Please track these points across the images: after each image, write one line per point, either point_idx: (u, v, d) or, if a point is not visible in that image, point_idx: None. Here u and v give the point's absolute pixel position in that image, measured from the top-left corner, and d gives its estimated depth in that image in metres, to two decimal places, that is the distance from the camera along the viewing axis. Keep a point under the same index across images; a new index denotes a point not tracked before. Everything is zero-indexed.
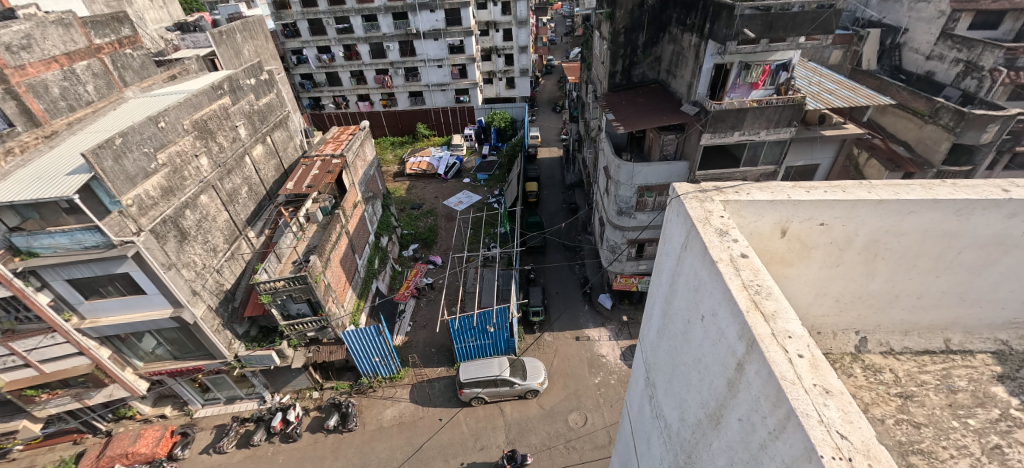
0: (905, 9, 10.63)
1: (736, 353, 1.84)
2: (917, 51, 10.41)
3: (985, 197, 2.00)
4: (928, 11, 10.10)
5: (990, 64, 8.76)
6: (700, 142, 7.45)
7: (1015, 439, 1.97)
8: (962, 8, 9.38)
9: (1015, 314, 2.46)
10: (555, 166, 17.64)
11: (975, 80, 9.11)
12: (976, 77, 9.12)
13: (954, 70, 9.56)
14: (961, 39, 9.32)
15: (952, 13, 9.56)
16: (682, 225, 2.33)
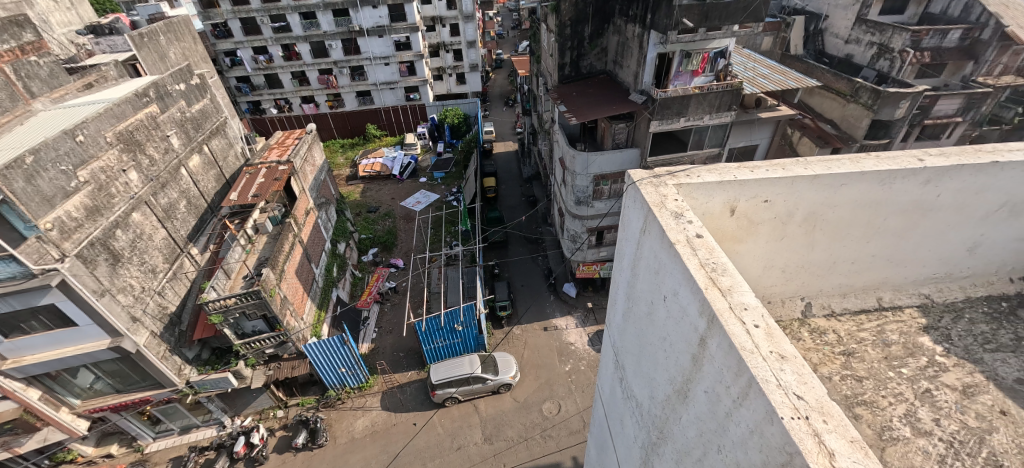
0: None
1: (698, 329, 1.91)
2: (837, 36, 11.27)
3: (904, 167, 2.19)
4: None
5: (899, 46, 9.63)
6: (649, 129, 7.69)
7: (941, 382, 2.24)
8: None
9: (934, 270, 2.73)
10: (512, 161, 17.71)
11: (888, 60, 10.00)
12: (889, 58, 10.00)
13: (870, 52, 10.44)
14: (874, 24, 10.21)
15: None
16: (639, 211, 2.39)
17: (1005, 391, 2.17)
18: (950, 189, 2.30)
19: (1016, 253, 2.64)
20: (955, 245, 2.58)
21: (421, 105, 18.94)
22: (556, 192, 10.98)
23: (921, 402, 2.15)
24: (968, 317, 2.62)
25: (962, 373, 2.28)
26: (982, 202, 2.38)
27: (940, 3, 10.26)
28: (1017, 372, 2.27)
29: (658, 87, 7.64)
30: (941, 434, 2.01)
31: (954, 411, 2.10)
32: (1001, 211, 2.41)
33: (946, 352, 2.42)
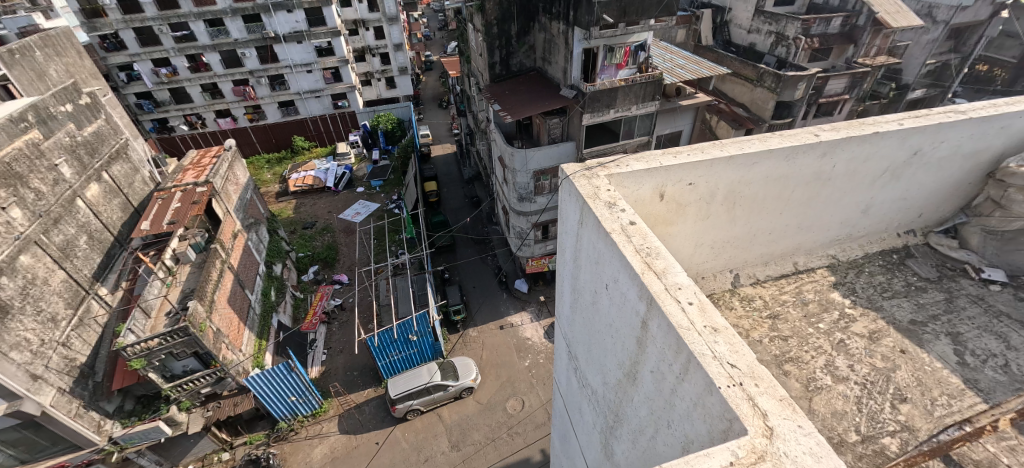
0: None
1: (639, 312, 1.98)
2: (741, 26, 12.29)
3: (803, 143, 2.43)
4: None
5: (792, 34, 10.66)
6: (582, 122, 7.95)
7: (853, 331, 2.58)
8: None
9: (838, 232, 3.05)
10: (451, 163, 17.59)
11: (784, 47, 11.03)
12: (785, 45, 11.02)
13: (769, 40, 11.49)
14: (770, 15, 11.24)
15: None
16: (575, 204, 2.45)
17: (901, 333, 2.57)
18: (842, 160, 2.58)
19: (898, 211, 3.04)
20: (852, 209, 2.90)
21: (351, 112, 18.20)
22: (499, 190, 11.04)
23: (839, 352, 2.49)
24: (867, 271, 2.97)
25: (866, 322, 2.64)
26: (869, 169, 2.69)
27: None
28: (910, 314, 2.69)
29: (586, 82, 7.90)
30: (857, 377, 2.37)
31: (864, 355, 2.47)
32: (883, 176, 2.76)
33: (851, 305, 2.75)
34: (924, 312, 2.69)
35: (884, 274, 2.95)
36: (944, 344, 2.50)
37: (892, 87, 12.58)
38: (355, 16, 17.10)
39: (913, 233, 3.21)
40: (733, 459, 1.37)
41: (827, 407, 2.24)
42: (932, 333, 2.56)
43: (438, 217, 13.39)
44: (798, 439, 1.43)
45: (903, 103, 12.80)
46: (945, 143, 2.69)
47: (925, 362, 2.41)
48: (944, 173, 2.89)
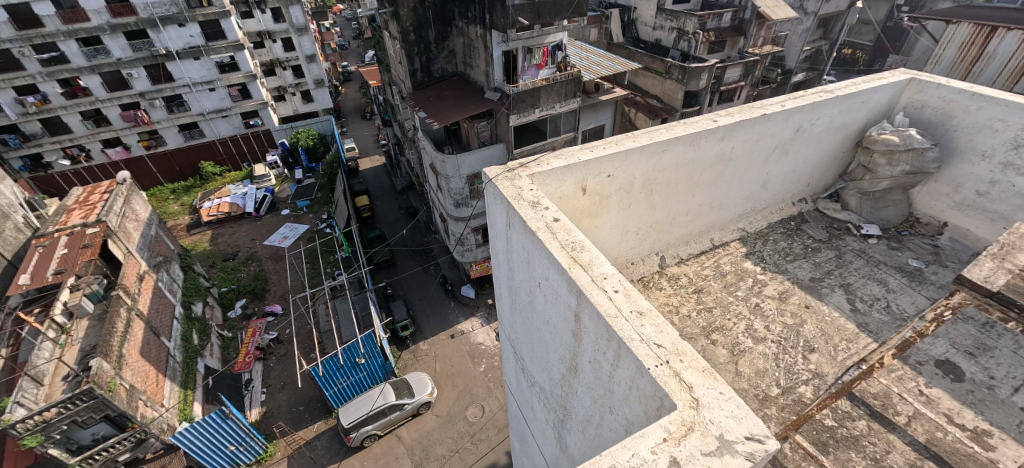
0: None
1: (572, 305, 2.11)
2: (646, 23, 13.13)
3: (704, 129, 2.64)
4: None
5: (691, 29, 11.54)
6: (510, 124, 8.03)
7: (766, 294, 2.86)
8: None
9: (746, 207, 3.34)
10: (382, 175, 17.09)
11: (686, 42, 11.92)
12: (687, 39, 11.91)
13: (672, 36, 12.37)
14: (670, 13, 12.13)
15: None
16: (502, 206, 2.55)
17: (804, 290, 2.90)
18: (739, 141, 2.83)
19: (790, 183, 3.41)
20: (754, 185, 3.20)
21: (265, 130, 17.02)
22: (434, 198, 10.89)
23: (755, 315, 2.75)
24: (772, 239, 3.30)
25: (775, 285, 2.94)
26: (763, 148, 2.98)
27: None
28: (809, 272, 3.02)
29: (509, 84, 8.00)
30: (772, 336, 2.63)
31: (777, 315, 2.75)
32: (774, 153, 3.07)
33: (761, 271, 3.04)
34: (820, 269, 3.05)
35: (786, 240, 3.30)
36: (839, 295, 2.85)
37: (779, 73, 14.03)
38: (258, 27, 15.96)
39: (805, 200, 3.62)
40: (665, 432, 1.54)
41: (751, 367, 2.48)
42: (828, 288, 2.91)
43: (373, 232, 12.87)
44: (720, 404, 1.61)
45: (790, 86, 14.29)
46: (820, 120, 3.06)
47: (824, 313, 2.74)
48: (823, 147, 3.30)
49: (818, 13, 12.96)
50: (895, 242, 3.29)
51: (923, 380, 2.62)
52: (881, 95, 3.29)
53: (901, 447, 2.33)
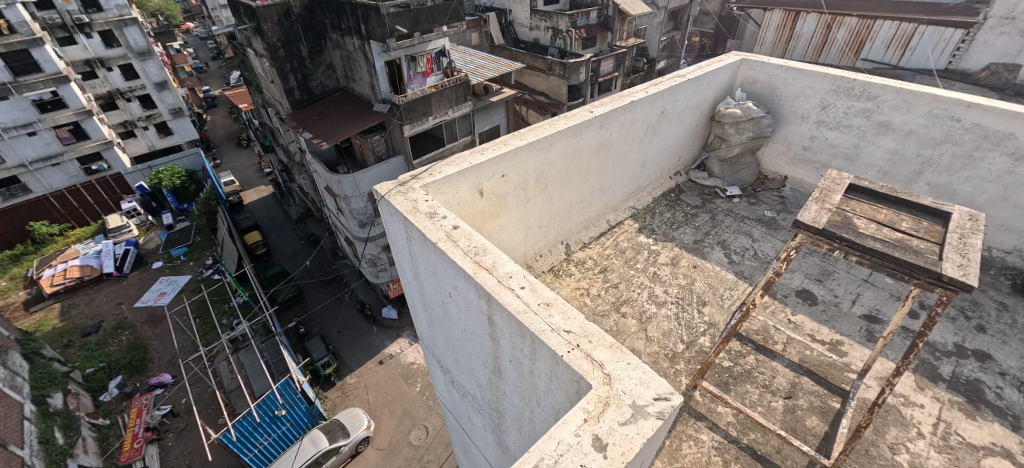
0: None
1: (484, 309, 2.19)
2: (523, 24, 13.68)
3: (582, 120, 2.87)
4: None
5: (564, 27, 12.33)
6: (405, 135, 7.85)
7: (659, 262, 3.20)
8: None
9: (634, 187, 3.68)
10: (272, 205, 15.67)
11: (561, 40, 12.64)
12: (562, 37, 12.65)
13: (548, 35, 13.04)
14: (543, 13, 12.81)
15: None
16: (400, 221, 2.62)
17: (690, 252, 3.27)
18: (615, 128, 3.11)
19: (665, 160, 3.83)
20: (637, 165, 3.54)
21: (116, 174, 14.41)
22: (336, 222, 10.29)
23: (654, 282, 3.06)
24: (658, 212, 3.67)
25: (667, 252, 3.28)
26: (639, 131, 3.30)
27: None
28: (691, 236, 3.43)
29: (397, 94, 7.79)
30: (671, 298, 2.95)
31: (672, 278, 3.08)
32: (648, 134, 3.42)
33: (654, 243, 3.38)
34: (700, 231, 3.46)
35: (670, 210, 3.70)
36: (718, 251, 3.28)
37: (645, 62, 15.48)
38: (86, 55, 13.61)
39: (681, 173, 4.09)
40: (585, 413, 1.62)
41: (658, 331, 2.75)
42: (709, 247, 3.32)
43: (272, 269, 11.81)
44: (629, 374, 1.73)
45: (656, 73, 15.83)
46: (679, 102, 3.46)
47: (710, 269, 3.12)
48: (686, 125, 3.75)
49: (667, 8, 14.49)
50: (753, 199, 3.89)
51: (789, 309, 3.12)
52: (723, 76, 3.85)
53: (783, 370, 2.75)
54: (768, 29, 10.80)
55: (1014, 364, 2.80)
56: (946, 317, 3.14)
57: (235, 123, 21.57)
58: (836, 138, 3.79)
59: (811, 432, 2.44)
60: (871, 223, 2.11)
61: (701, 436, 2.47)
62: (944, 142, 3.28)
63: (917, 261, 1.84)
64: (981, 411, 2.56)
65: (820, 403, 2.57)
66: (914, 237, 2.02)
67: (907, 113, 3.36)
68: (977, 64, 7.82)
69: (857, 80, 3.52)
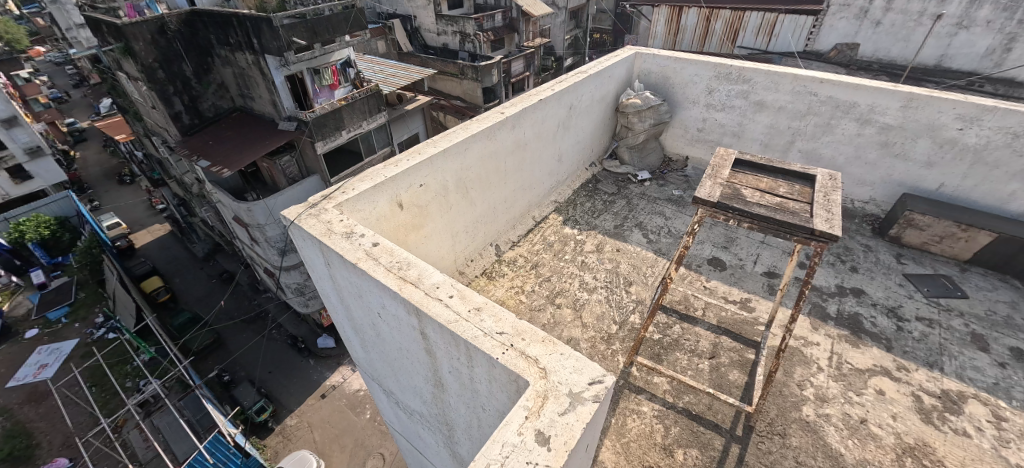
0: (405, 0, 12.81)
1: (415, 325, 2.14)
2: (430, 30, 12.88)
3: (493, 124, 3.05)
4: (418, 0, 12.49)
5: (471, 30, 11.87)
6: (318, 152, 7.45)
7: (580, 250, 3.55)
8: None
9: (553, 181, 3.98)
10: (173, 244, 14.02)
11: (470, 43, 12.14)
12: (470, 41, 12.14)
13: (456, 39, 12.45)
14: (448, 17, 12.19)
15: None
16: (314, 245, 2.50)
17: (613, 238, 3.65)
18: (526, 128, 3.33)
19: (579, 152, 4.16)
20: (553, 160, 3.82)
21: None
22: (252, 254, 9.47)
23: (583, 270, 3.37)
24: (579, 203, 4.08)
25: (592, 241, 3.63)
26: (550, 127, 3.56)
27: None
28: (611, 222, 3.83)
29: (303, 110, 7.41)
30: (600, 283, 3.26)
31: (597, 264, 3.43)
32: (559, 130, 3.69)
33: (578, 233, 3.73)
34: (619, 217, 3.87)
35: (589, 200, 4.10)
36: (637, 233, 3.69)
37: (554, 60, 15.98)
38: None
39: (596, 163, 4.50)
40: (526, 411, 1.64)
41: (592, 316, 3.04)
42: (629, 230, 3.72)
43: (180, 317, 10.66)
44: (563, 364, 1.77)
45: (565, 69, 16.42)
46: (584, 96, 3.76)
47: (631, 251, 3.50)
48: (593, 117, 4.09)
49: (568, 7, 15.10)
50: (662, 181, 4.38)
51: (704, 276, 3.43)
52: (621, 69, 4.21)
53: (705, 334, 3.00)
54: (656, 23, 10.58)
55: (881, 295, 3.32)
56: (825, 263, 3.63)
57: (114, 157, 18.92)
58: (725, 119, 4.26)
59: (734, 384, 2.70)
60: (755, 191, 2.37)
61: (643, 408, 2.63)
62: (808, 115, 3.86)
63: (794, 221, 2.09)
64: (862, 339, 3.01)
65: (739, 357, 2.84)
66: (790, 200, 2.30)
67: (776, 91, 3.88)
68: (826, 44, 8.80)
69: (732, 66, 3.98)
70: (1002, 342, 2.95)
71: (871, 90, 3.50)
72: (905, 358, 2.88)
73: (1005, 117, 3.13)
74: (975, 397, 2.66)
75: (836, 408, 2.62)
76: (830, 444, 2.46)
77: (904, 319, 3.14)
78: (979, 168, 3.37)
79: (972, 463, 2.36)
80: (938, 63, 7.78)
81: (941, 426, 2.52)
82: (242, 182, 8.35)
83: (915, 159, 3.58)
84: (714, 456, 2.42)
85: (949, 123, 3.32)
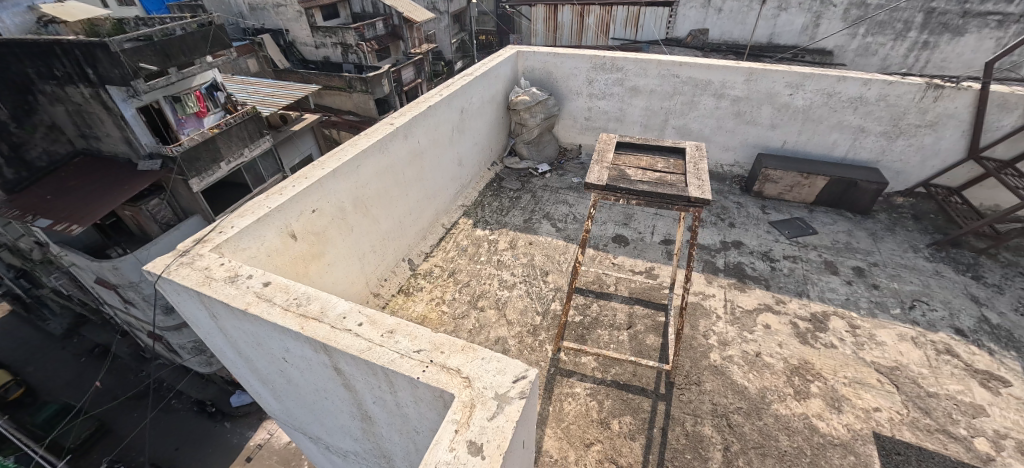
0: (273, 13, 11.83)
1: (327, 362, 1.97)
2: (306, 44, 12.03)
3: (384, 136, 3.02)
4: (289, 13, 11.62)
5: (353, 41, 11.37)
6: (194, 190, 6.66)
7: (493, 248, 3.71)
8: (309, 6, 11.34)
9: (456, 186, 4.07)
10: (13, 327, 11.32)
11: (354, 54, 11.60)
12: (354, 52, 11.61)
13: (338, 51, 11.78)
14: (325, 28, 11.49)
15: (307, 11, 11.45)
16: (192, 298, 2.17)
17: (524, 232, 3.88)
18: (420, 135, 3.36)
19: (477, 154, 4.31)
20: (451, 165, 3.90)
21: None
22: (128, 319, 8.03)
23: (500, 269, 3.52)
24: (486, 204, 4.25)
25: (504, 239, 3.81)
26: (443, 133, 3.63)
27: (357, 4, 12.65)
28: (520, 217, 4.06)
29: (168, 144, 6.39)
30: (518, 279, 3.44)
31: (513, 260, 3.60)
32: (454, 134, 3.80)
33: (490, 233, 3.89)
34: (527, 212, 4.12)
35: (496, 199, 4.30)
36: (546, 224, 3.98)
37: (444, 65, 15.85)
38: None
39: (497, 163, 4.74)
40: (455, 425, 1.57)
41: (515, 312, 3.17)
42: (538, 222, 3.99)
43: (44, 411, 8.72)
44: (485, 368, 1.74)
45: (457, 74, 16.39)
46: (472, 97, 3.92)
47: (543, 242, 3.76)
48: (484, 119, 4.26)
49: (449, 11, 15.12)
50: (561, 170, 4.74)
51: (611, 254, 3.66)
52: (504, 68, 4.41)
53: (621, 307, 3.21)
54: (536, 21, 10.39)
55: (755, 244, 3.83)
56: (709, 223, 4.09)
57: None
58: (607, 106, 4.60)
59: (651, 347, 2.92)
60: (638, 170, 2.57)
61: (576, 390, 2.73)
62: (675, 95, 4.31)
63: (672, 192, 2.31)
64: (746, 284, 3.45)
65: (652, 322, 3.09)
66: (669, 173, 2.53)
67: (646, 76, 4.27)
68: (683, 30, 9.60)
69: (605, 56, 4.30)
70: (847, 264, 3.59)
71: (721, 68, 4.01)
72: (781, 292, 3.37)
73: (819, 81, 3.81)
74: (835, 313, 3.20)
75: (737, 348, 2.96)
76: (736, 380, 2.78)
77: (775, 260, 3.66)
78: (808, 124, 4.06)
79: (841, 369, 2.83)
80: (771, 41, 9.20)
81: (815, 343, 2.99)
82: (101, 237, 7.04)
83: (763, 123, 4.20)
84: (645, 418, 2.59)
85: (782, 90, 3.94)
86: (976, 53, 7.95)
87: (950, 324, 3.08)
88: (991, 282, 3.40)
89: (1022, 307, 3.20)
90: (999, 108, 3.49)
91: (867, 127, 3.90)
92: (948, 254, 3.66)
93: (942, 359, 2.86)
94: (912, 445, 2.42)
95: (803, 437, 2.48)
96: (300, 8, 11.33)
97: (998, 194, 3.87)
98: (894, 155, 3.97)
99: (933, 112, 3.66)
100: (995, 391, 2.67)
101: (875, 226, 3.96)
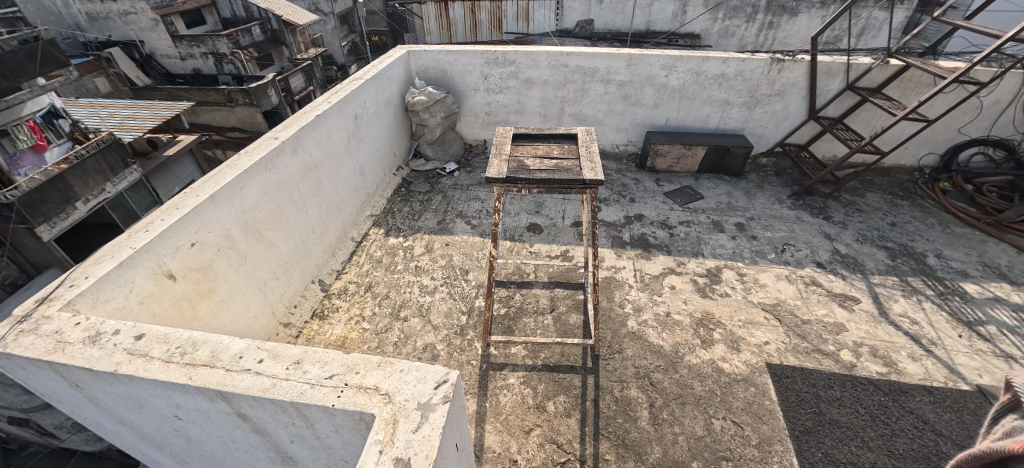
0: (121, 23, 10.26)
1: (228, 410, 1.76)
2: (168, 55, 10.62)
3: (268, 152, 2.79)
4: (142, 21, 10.14)
5: (226, 49, 10.25)
6: (44, 239, 5.61)
7: (408, 256, 3.61)
8: (165, 13, 10.04)
9: (360, 194, 3.87)
10: None
11: (230, 64, 10.47)
12: (229, 61, 10.47)
13: (209, 61, 10.57)
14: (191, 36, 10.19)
15: (163, 18, 10.10)
16: (41, 370, 1.79)
17: (438, 234, 3.85)
18: (312, 147, 3.16)
19: (379, 160, 4.16)
20: (352, 174, 3.70)
21: None
22: None
23: (420, 275, 3.45)
24: (396, 210, 4.13)
25: (420, 244, 3.74)
26: (337, 142, 3.44)
27: (226, 8, 11.29)
28: (434, 220, 4.01)
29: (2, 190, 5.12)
30: (439, 282, 3.40)
31: (432, 264, 3.55)
32: (350, 141, 3.62)
33: (404, 240, 3.78)
34: (439, 213, 4.08)
35: (405, 205, 4.20)
36: (460, 222, 3.98)
37: (337, 70, 14.89)
38: None
39: (402, 167, 4.62)
40: (378, 445, 1.48)
41: (440, 315, 3.14)
42: (452, 222, 3.98)
43: None
44: (403, 381, 1.68)
45: None
46: (366, 102, 3.78)
47: (458, 241, 3.76)
48: (383, 123, 4.13)
49: (335, 12, 14.22)
50: (469, 168, 4.77)
51: (527, 243, 3.76)
52: (396, 69, 4.29)
53: (542, 293, 3.33)
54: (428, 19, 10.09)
55: (654, 215, 4.18)
56: (613, 201, 4.37)
57: None
58: (505, 99, 4.70)
59: (575, 326, 3.07)
60: (535, 159, 2.65)
61: (510, 381, 2.77)
62: (566, 83, 4.52)
63: (569, 176, 2.41)
64: (651, 252, 3.76)
65: (572, 301, 3.26)
66: (563, 159, 2.64)
67: (538, 67, 4.42)
68: (571, 22, 10.03)
69: (497, 50, 4.36)
70: (730, 221, 4.08)
71: (604, 56, 4.28)
72: (680, 255, 3.73)
73: (688, 63, 4.25)
74: (726, 266, 3.62)
75: (650, 312, 3.22)
76: (652, 341, 3.03)
77: (673, 227, 4.04)
78: (685, 101, 4.51)
79: (735, 313, 3.22)
80: (648, 28, 9.98)
81: (713, 296, 3.36)
82: None
83: (646, 104, 4.57)
84: (577, 394, 2.72)
85: (658, 72, 4.33)
86: (807, 30, 9.49)
87: (812, 259, 3.66)
88: (837, 220, 4.09)
89: (861, 237, 3.89)
90: (826, 75, 4.19)
91: (731, 99, 4.44)
92: (804, 201, 4.33)
93: (810, 289, 3.39)
94: (796, 367, 2.84)
95: (713, 380, 2.79)
96: (155, 15, 9.96)
97: (834, 147, 4.67)
98: (755, 121, 4.57)
99: (779, 82, 4.27)
100: (850, 309, 3.23)
101: (748, 185, 4.53)
